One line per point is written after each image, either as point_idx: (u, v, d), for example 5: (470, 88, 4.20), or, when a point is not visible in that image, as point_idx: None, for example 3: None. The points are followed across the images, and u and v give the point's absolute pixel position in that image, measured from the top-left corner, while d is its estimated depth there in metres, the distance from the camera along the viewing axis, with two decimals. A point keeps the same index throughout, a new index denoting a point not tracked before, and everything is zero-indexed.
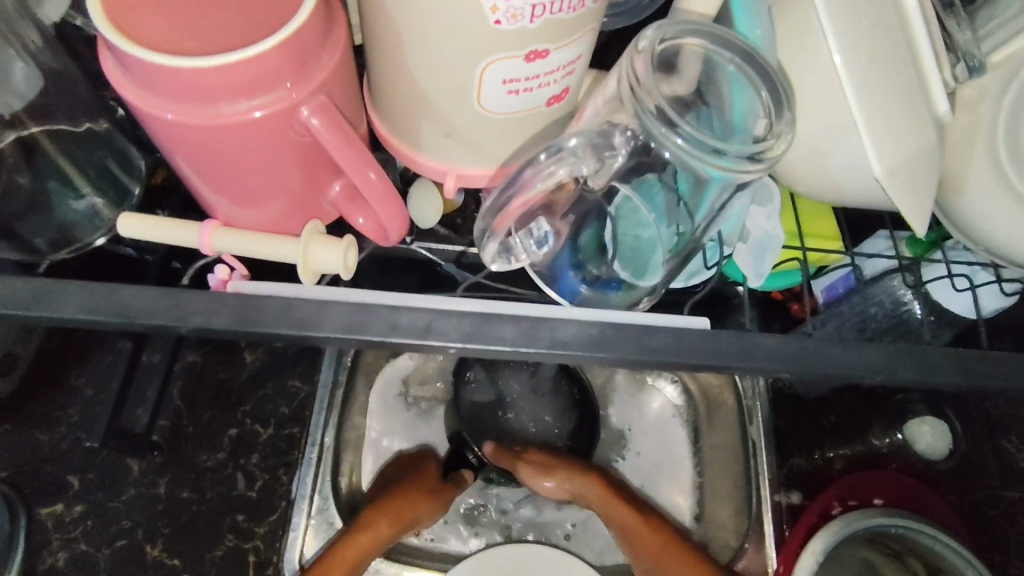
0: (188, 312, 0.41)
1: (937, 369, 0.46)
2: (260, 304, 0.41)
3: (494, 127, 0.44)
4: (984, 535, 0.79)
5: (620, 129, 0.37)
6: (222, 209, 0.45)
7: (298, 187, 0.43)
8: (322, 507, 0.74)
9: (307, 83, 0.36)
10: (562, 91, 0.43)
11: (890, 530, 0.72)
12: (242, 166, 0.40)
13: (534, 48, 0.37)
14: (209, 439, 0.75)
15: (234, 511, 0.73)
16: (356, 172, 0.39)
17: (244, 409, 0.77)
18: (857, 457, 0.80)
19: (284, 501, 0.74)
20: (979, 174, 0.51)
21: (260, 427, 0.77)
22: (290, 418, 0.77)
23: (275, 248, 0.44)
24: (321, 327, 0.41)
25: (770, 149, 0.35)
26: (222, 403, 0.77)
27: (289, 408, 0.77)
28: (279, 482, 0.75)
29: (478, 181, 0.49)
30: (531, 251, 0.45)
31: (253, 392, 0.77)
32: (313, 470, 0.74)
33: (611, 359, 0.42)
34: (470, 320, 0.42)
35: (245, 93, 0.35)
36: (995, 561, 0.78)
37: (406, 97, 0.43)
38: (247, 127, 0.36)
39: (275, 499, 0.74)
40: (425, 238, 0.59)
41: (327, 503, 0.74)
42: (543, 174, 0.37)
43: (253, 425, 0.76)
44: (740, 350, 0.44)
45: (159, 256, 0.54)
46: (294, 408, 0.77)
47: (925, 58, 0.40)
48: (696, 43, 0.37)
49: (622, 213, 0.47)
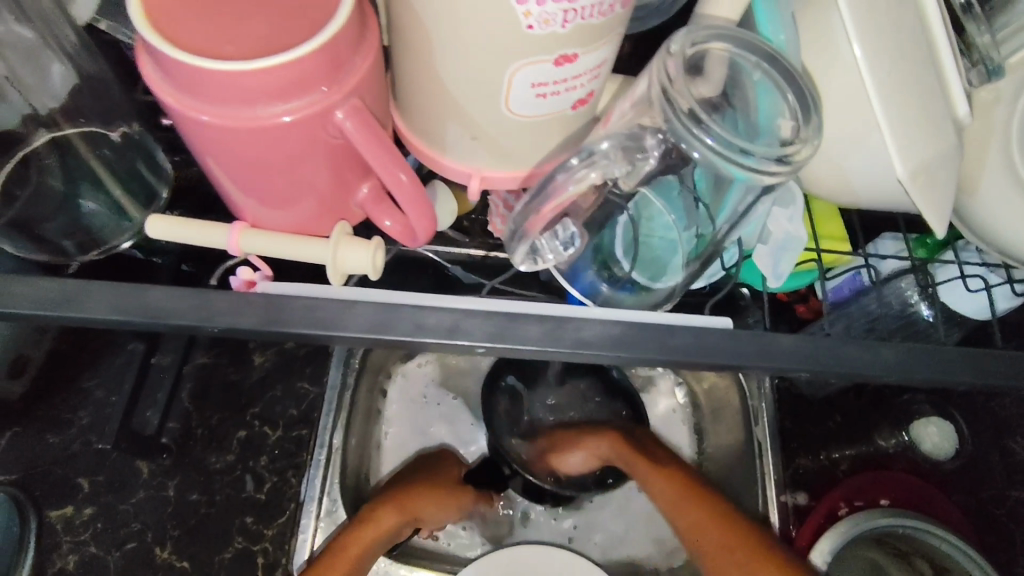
0: (219, 312, 0.41)
1: (955, 368, 0.47)
2: (290, 305, 0.42)
3: (520, 130, 0.44)
4: (990, 535, 0.80)
5: (650, 131, 0.38)
6: (250, 211, 0.45)
7: (326, 189, 0.43)
8: (331, 509, 0.74)
9: (341, 86, 0.37)
10: (588, 95, 0.43)
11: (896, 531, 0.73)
12: (274, 168, 0.40)
13: (564, 52, 0.38)
14: (218, 441, 0.76)
15: (242, 514, 0.74)
16: (386, 175, 0.40)
17: (253, 411, 0.77)
18: (864, 458, 0.81)
19: (293, 503, 0.74)
20: (992, 176, 0.52)
21: (269, 429, 0.77)
22: (298, 420, 0.77)
23: (304, 250, 0.44)
24: (350, 328, 0.41)
25: (796, 151, 0.36)
26: (232, 405, 0.77)
27: (298, 410, 0.78)
28: (288, 484, 0.75)
29: (501, 184, 0.49)
30: (557, 251, 0.45)
31: (262, 395, 0.78)
32: (321, 473, 0.73)
33: (635, 358, 0.43)
34: (496, 320, 0.42)
35: (281, 96, 0.35)
36: (1000, 560, 0.79)
37: (434, 100, 0.44)
38: (282, 130, 0.37)
39: (285, 501, 0.74)
40: (441, 240, 0.60)
41: (336, 505, 0.74)
42: (576, 178, 0.38)
43: (262, 427, 0.77)
44: (761, 350, 0.45)
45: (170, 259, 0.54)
46: (302, 410, 0.77)
47: (946, 62, 0.41)
48: (723, 48, 0.37)
49: (641, 216, 0.48)
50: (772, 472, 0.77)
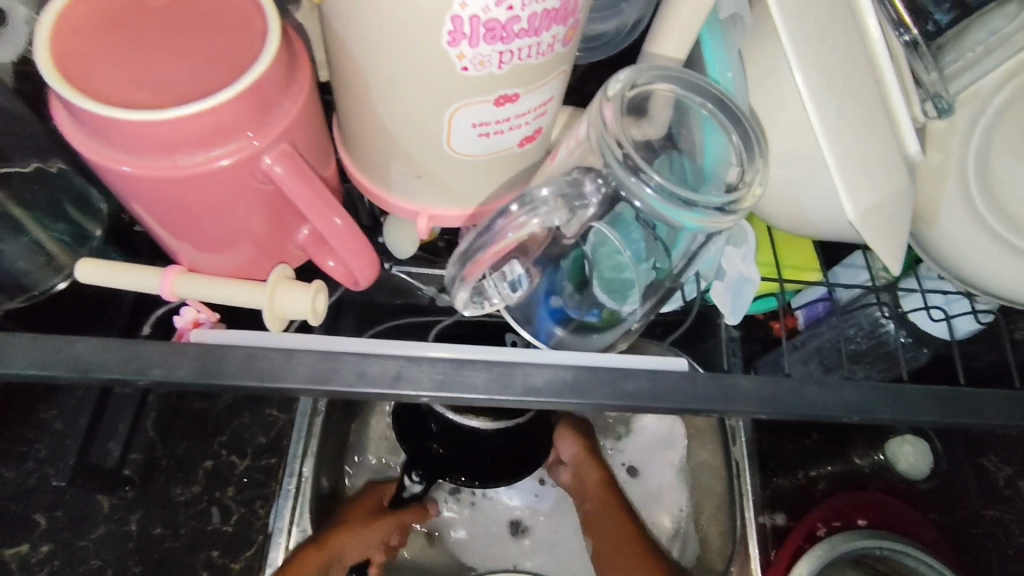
0: (147, 364, 0.39)
1: (915, 408, 0.46)
2: (222, 354, 0.40)
3: (464, 169, 0.43)
4: (967, 554, 0.76)
5: (591, 175, 0.36)
6: (184, 254, 0.43)
7: (263, 233, 0.41)
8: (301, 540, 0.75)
9: (268, 131, 0.35)
10: (534, 132, 0.42)
11: (874, 552, 0.70)
12: (205, 214, 0.38)
13: (503, 92, 0.37)
14: (184, 471, 0.72)
15: (209, 546, 0.70)
16: (321, 220, 0.38)
17: (220, 440, 0.74)
18: (840, 477, 0.80)
19: (261, 535, 0.72)
20: (951, 209, 0.51)
21: (237, 458, 0.74)
22: (267, 448, 0.74)
23: (241, 295, 0.43)
24: (289, 378, 0.39)
25: (741, 198, 0.34)
26: (196, 434, 0.73)
27: (266, 438, 0.75)
28: (256, 516, 0.72)
29: (449, 221, 0.48)
30: (504, 294, 0.44)
31: (228, 423, 0.74)
32: (291, 503, 0.75)
33: (587, 405, 0.41)
34: (443, 367, 0.41)
35: (203, 144, 0.33)
36: None
37: (375, 138, 0.42)
38: (207, 178, 0.35)
39: (252, 534, 0.71)
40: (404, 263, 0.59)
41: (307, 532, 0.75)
42: (514, 225, 0.36)
43: (229, 457, 0.73)
44: (719, 392, 0.43)
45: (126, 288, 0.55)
46: (271, 438, 0.75)
47: (894, 98, 0.40)
48: (666, 88, 0.36)
49: (599, 257, 0.46)
50: (751, 494, 0.79)
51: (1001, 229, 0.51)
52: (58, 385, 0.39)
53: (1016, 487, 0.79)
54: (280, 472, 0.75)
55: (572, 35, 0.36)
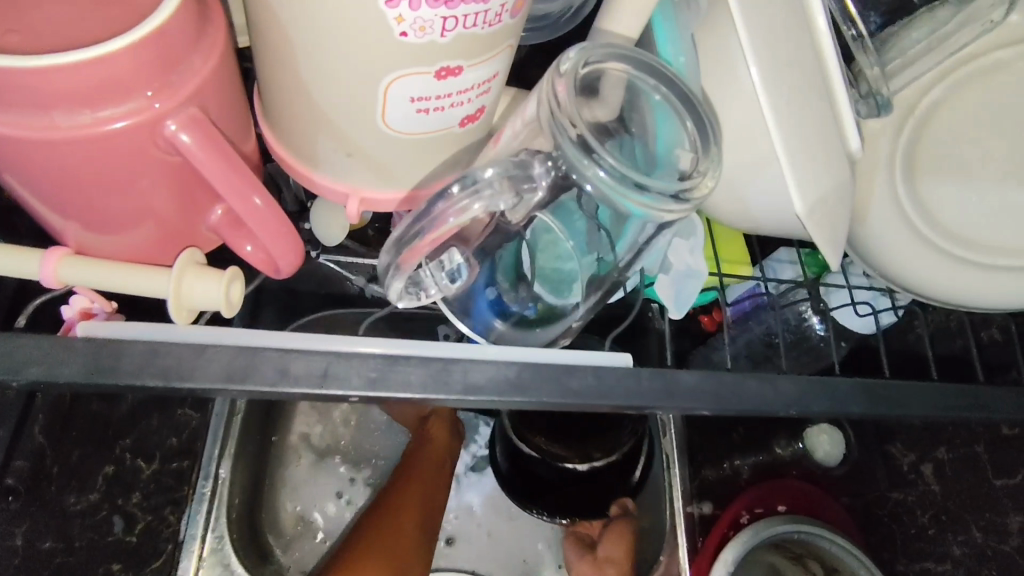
0: (26, 362, 0.34)
1: (848, 401, 0.46)
2: (118, 350, 0.35)
3: (401, 148, 0.39)
4: (874, 534, 0.79)
5: (539, 157, 0.34)
6: (74, 237, 0.37)
7: (169, 213, 0.36)
8: (216, 547, 0.75)
9: (173, 92, 0.30)
10: (477, 111, 0.39)
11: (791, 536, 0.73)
12: (96, 187, 0.33)
13: (445, 64, 0.34)
14: (80, 479, 0.59)
15: (109, 558, 0.63)
16: (236, 197, 0.34)
17: (124, 444, 0.64)
18: (763, 466, 0.82)
19: (169, 544, 0.73)
20: (881, 208, 0.52)
21: (144, 462, 0.66)
22: (178, 452, 0.71)
23: (140, 282, 0.37)
24: (198, 377, 0.35)
25: (695, 187, 0.33)
26: (96, 439, 0.60)
27: (178, 440, 0.71)
28: (164, 522, 0.71)
29: (383, 204, 0.44)
30: (442, 284, 0.41)
31: (134, 426, 0.65)
32: (204, 509, 0.75)
33: (530, 403, 0.39)
34: (375, 364, 0.37)
35: (89, 102, 0.28)
36: (884, 560, 0.77)
37: (301, 110, 0.38)
38: (95, 142, 0.30)
39: (160, 541, 0.71)
40: (333, 252, 0.55)
41: (221, 544, 0.75)
42: (455, 209, 0.33)
43: (134, 461, 0.65)
44: (664, 388, 0.42)
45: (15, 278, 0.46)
46: (184, 440, 0.71)
47: (839, 93, 0.40)
48: (619, 68, 0.34)
49: (540, 243, 0.45)
50: (679, 485, 0.80)
51: (926, 230, 0.53)
52: None
53: None
54: (195, 477, 0.75)
55: (521, 7, 0.33)
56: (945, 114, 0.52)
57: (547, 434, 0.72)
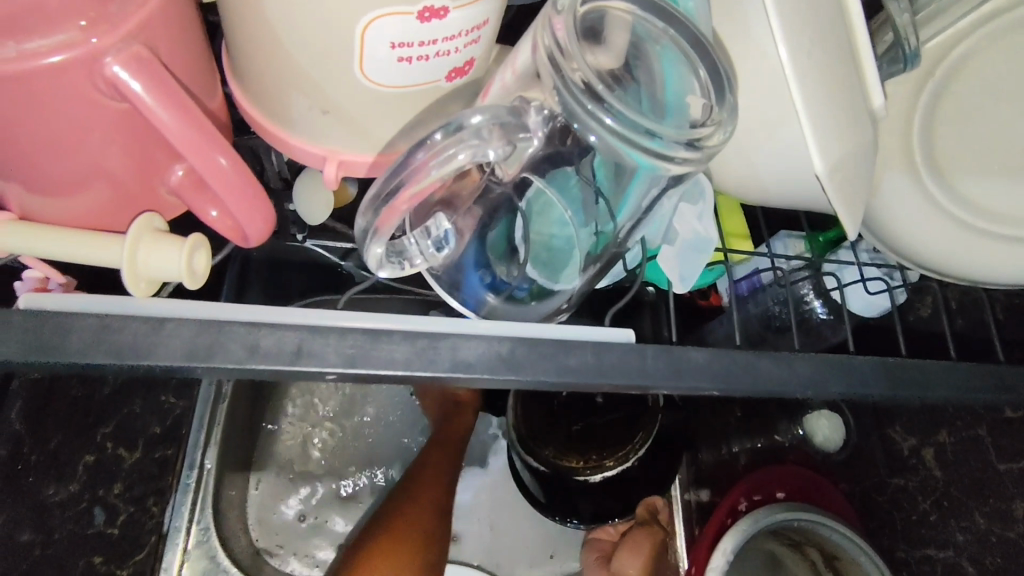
0: None
1: (865, 381, 0.44)
2: (64, 324, 0.31)
3: (381, 103, 0.36)
4: (873, 520, 0.75)
5: (535, 104, 0.31)
6: (17, 202, 0.34)
7: (121, 172, 0.33)
8: (202, 539, 0.76)
9: (112, 26, 0.26)
10: (465, 63, 0.36)
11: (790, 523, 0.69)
12: (31, 139, 0.29)
13: (429, 4, 0.30)
14: (60, 470, 0.56)
15: (89, 552, 0.60)
16: (192, 152, 0.30)
17: (105, 431, 0.60)
18: (759, 451, 0.81)
19: (154, 535, 0.71)
20: (896, 176, 0.50)
21: (125, 451, 0.64)
22: (161, 439, 0.69)
23: (92, 251, 0.34)
24: (154, 353, 0.31)
25: (708, 135, 0.30)
26: (76, 425, 0.59)
27: None
28: (149, 514, 0.70)
29: (364, 169, 0.40)
30: (428, 253, 0.37)
31: (117, 410, 0.63)
32: (189, 501, 0.75)
33: (525, 382, 0.36)
34: (353, 340, 0.34)
35: (12, 32, 0.25)
36: (883, 546, 0.73)
37: (270, 61, 0.34)
38: (24, 80, 0.26)
39: (144, 534, 0.70)
40: (318, 235, 0.51)
41: (208, 536, 0.76)
42: (439, 159, 0.30)
43: (116, 451, 0.62)
44: (670, 367, 0.39)
45: None
46: (168, 428, 0.69)
47: (861, 44, 0.37)
48: (623, 8, 0.31)
49: (534, 211, 0.41)
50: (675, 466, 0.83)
51: (945, 200, 0.50)
52: None
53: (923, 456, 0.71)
54: (179, 466, 0.74)
55: None
56: (969, 76, 0.49)
57: (556, 449, 0.75)
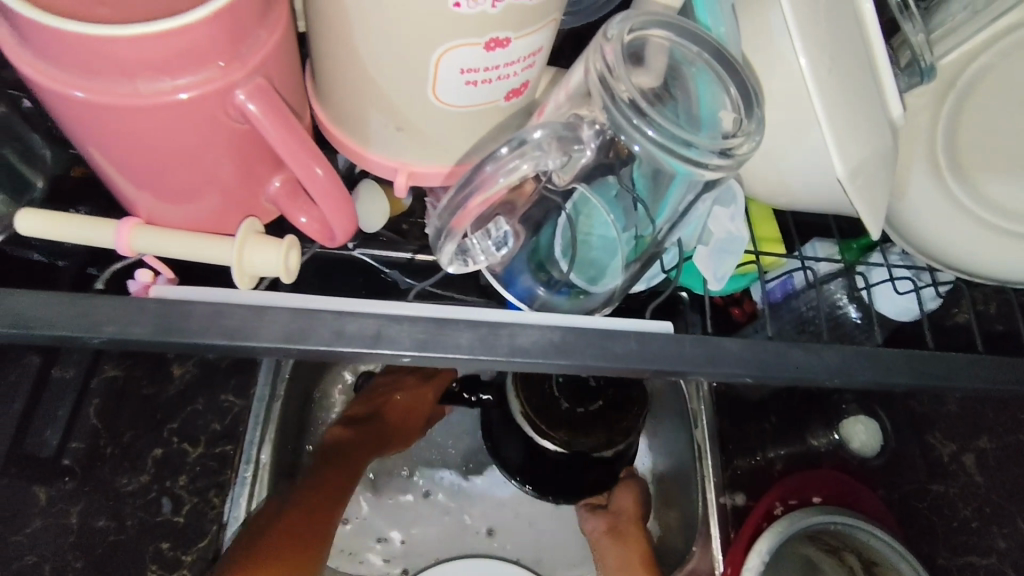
0: (100, 321, 0.36)
1: (891, 371, 0.46)
2: (186, 310, 0.37)
3: (449, 120, 0.41)
4: (912, 526, 0.78)
5: (586, 121, 0.36)
6: (147, 207, 0.40)
7: (233, 182, 0.39)
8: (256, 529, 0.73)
9: (242, 63, 0.32)
10: (522, 84, 0.41)
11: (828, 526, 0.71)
12: (168, 155, 0.35)
13: (495, 35, 0.35)
14: (131, 461, 0.68)
15: (158, 539, 0.67)
16: (298, 165, 0.36)
17: (171, 428, 0.70)
18: (795, 457, 0.81)
19: (215, 525, 0.68)
20: (920, 180, 0.53)
21: (188, 446, 0.70)
22: (222, 435, 0.71)
23: (206, 250, 0.40)
24: (259, 336, 0.37)
25: (739, 145, 0.34)
26: (145, 421, 0.69)
27: (221, 425, 0.72)
28: (210, 505, 0.69)
29: (430, 179, 0.46)
30: (489, 252, 0.42)
31: (180, 410, 0.71)
32: (247, 490, 0.72)
33: (574, 366, 0.40)
34: (425, 327, 0.39)
35: (169, 70, 0.31)
36: (922, 553, 0.76)
37: (355, 86, 0.40)
38: (174, 109, 0.32)
39: (206, 523, 0.68)
40: (368, 245, 0.56)
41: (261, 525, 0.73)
42: (505, 170, 0.35)
43: (180, 444, 0.70)
44: (705, 354, 0.43)
45: (75, 261, 0.53)
46: (227, 425, 0.72)
47: (880, 60, 0.40)
48: (662, 35, 0.35)
49: (579, 216, 0.46)
50: (711, 474, 0.82)
51: (970, 202, 0.53)
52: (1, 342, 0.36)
53: (959, 462, 0.80)
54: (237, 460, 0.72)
55: None
56: (990, 85, 0.51)
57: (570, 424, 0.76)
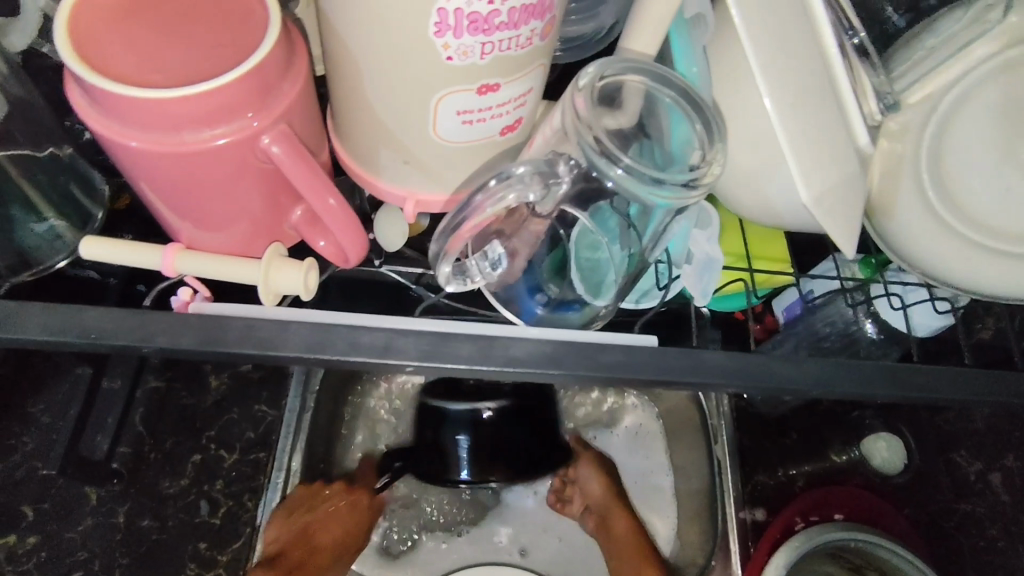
0: (151, 332, 0.42)
1: (873, 382, 0.49)
2: (222, 324, 0.42)
3: (450, 154, 0.46)
4: (939, 547, 0.78)
5: (564, 158, 0.40)
6: (189, 236, 0.46)
7: (261, 212, 0.44)
8: None
9: (269, 112, 0.38)
10: (515, 121, 0.45)
11: (850, 544, 0.73)
12: (206, 191, 0.41)
13: (486, 82, 0.40)
14: (172, 465, 0.75)
15: (197, 539, 0.73)
16: (316, 198, 0.41)
17: (208, 435, 0.76)
18: (820, 474, 0.83)
19: (248, 528, 0.74)
20: (906, 201, 0.55)
21: (224, 452, 0.77)
22: (255, 442, 0.78)
23: (238, 272, 0.45)
24: (284, 347, 0.42)
25: (704, 176, 0.38)
26: (185, 429, 0.77)
27: (255, 433, 0.78)
28: (244, 508, 0.75)
29: (436, 206, 0.51)
30: (485, 272, 0.46)
31: (218, 418, 0.78)
32: (279, 496, 0.77)
33: (564, 375, 0.44)
34: (429, 339, 0.43)
35: (208, 122, 0.36)
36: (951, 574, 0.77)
37: (367, 127, 0.45)
38: (212, 154, 0.38)
39: (239, 526, 0.74)
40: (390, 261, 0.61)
41: None
42: (493, 199, 0.39)
43: (217, 451, 0.76)
44: (688, 366, 0.46)
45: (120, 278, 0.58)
46: (260, 433, 0.78)
47: (845, 94, 0.44)
48: (638, 80, 0.39)
49: (578, 239, 0.50)
50: (731, 489, 0.82)
51: (958, 224, 0.54)
52: (67, 351, 0.42)
53: (987, 481, 0.80)
54: (270, 466, 0.78)
55: (549, 31, 0.39)
56: (974, 110, 0.53)
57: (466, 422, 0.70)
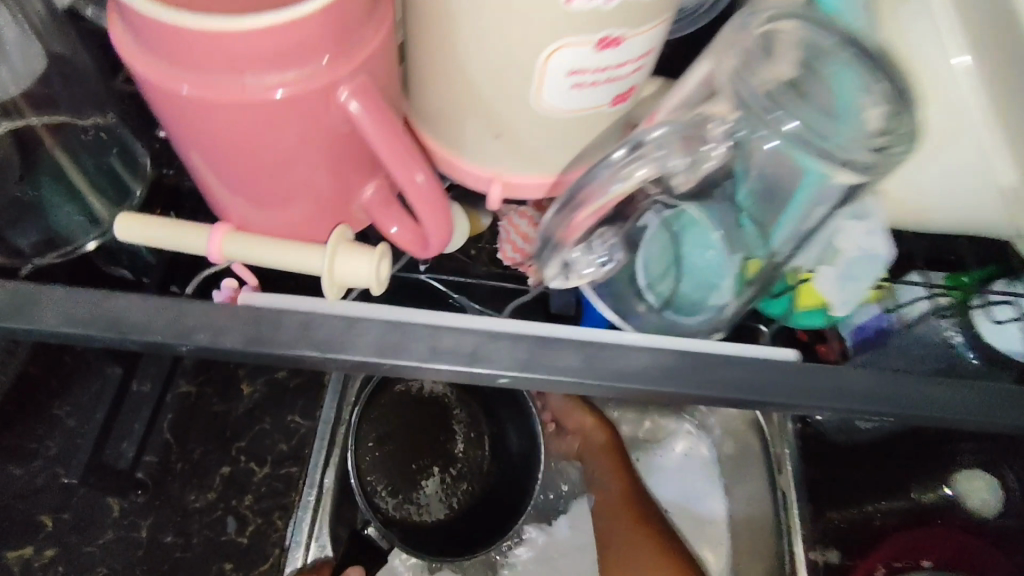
0: (190, 328, 0.35)
1: None
2: (275, 319, 0.35)
3: (552, 127, 0.38)
4: None
5: (716, 119, 0.33)
6: (239, 216, 0.40)
7: (327, 188, 0.37)
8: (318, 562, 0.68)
9: (348, 60, 0.31)
10: (630, 88, 0.38)
11: None
12: (267, 159, 0.34)
13: (609, 33, 0.32)
14: (199, 478, 0.69)
15: (223, 558, 0.67)
16: (401, 170, 0.34)
17: (240, 446, 0.70)
18: (905, 519, 0.65)
19: (277, 550, 0.68)
20: None
21: (255, 465, 0.70)
22: (289, 456, 0.70)
23: (295, 258, 0.38)
24: (351, 349, 0.35)
25: (888, 143, 0.31)
26: (215, 439, 0.70)
27: (288, 445, 0.70)
28: (273, 527, 0.68)
29: (528, 189, 0.43)
30: (595, 268, 0.39)
31: (251, 427, 0.70)
32: (309, 517, 0.67)
33: (682, 394, 0.36)
34: (523, 346, 0.35)
35: (275, 66, 0.29)
36: None
37: (450, 90, 0.38)
38: (277, 109, 0.31)
39: (268, 547, 0.68)
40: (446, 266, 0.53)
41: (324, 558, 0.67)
42: (620, 175, 0.32)
43: (248, 464, 0.69)
44: (834, 387, 0.37)
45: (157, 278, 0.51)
46: (293, 446, 0.70)
47: None
48: (793, 25, 0.33)
49: (683, 233, 0.46)
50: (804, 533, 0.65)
51: None
52: (90, 345, 0.35)
53: None
54: None
55: None
56: None
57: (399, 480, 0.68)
